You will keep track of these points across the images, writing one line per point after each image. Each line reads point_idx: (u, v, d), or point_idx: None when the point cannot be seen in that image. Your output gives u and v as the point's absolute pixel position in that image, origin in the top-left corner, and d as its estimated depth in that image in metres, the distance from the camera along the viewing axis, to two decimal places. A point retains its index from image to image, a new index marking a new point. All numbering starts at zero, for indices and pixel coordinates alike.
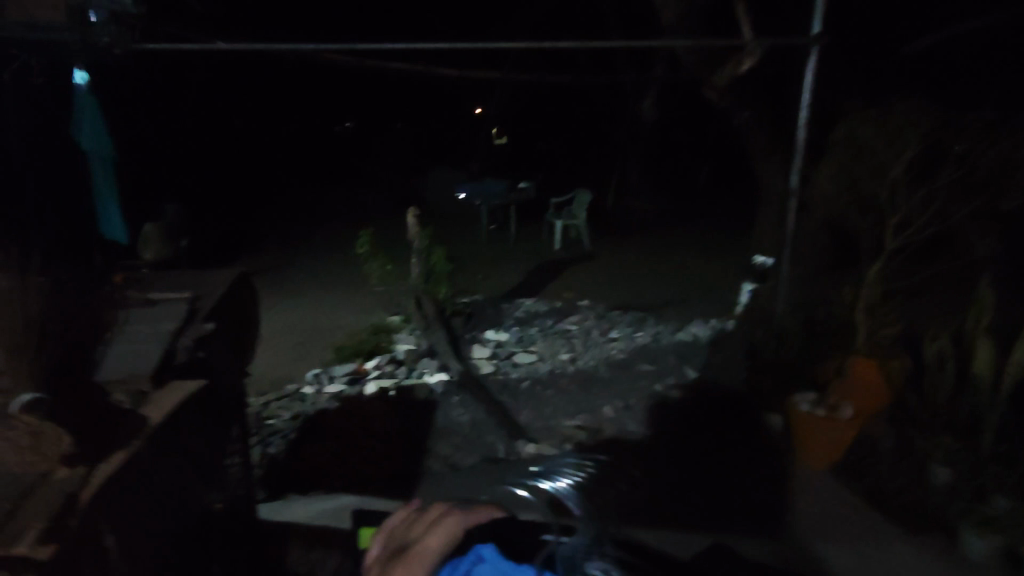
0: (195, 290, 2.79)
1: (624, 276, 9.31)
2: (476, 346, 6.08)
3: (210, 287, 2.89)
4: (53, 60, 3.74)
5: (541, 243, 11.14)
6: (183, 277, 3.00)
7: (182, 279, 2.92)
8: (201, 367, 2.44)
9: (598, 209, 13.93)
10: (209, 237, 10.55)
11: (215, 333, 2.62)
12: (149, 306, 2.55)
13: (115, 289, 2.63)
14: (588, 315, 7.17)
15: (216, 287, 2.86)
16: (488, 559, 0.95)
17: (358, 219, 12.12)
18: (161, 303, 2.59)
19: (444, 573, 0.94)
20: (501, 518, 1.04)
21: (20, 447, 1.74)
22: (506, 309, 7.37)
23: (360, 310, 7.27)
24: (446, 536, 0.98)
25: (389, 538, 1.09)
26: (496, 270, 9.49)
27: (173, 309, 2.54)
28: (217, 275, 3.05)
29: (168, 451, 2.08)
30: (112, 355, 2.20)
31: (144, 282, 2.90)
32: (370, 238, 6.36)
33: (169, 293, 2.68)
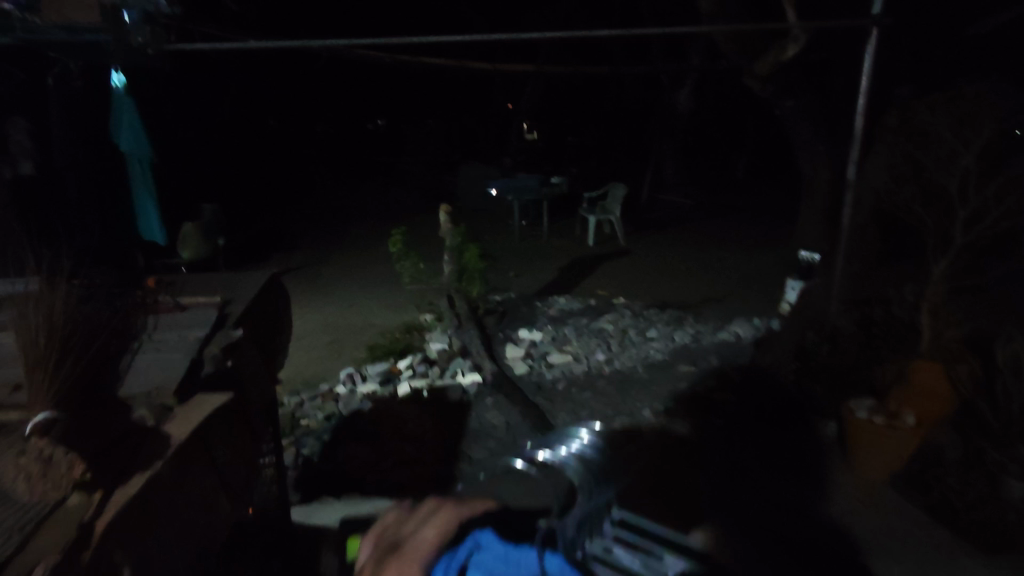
0: (228, 294, 2.73)
1: (660, 273, 9.07)
2: (510, 345, 5.98)
3: (243, 289, 2.81)
4: (90, 63, 3.75)
5: (574, 240, 10.95)
6: (216, 278, 2.93)
7: (216, 281, 2.88)
8: (233, 376, 2.34)
9: (632, 203, 13.65)
10: (245, 235, 10.71)
11: (245, 339, 2.54)
12: (182, 312, 2.48)
13: (146, 291, 2.57)
14: (624, 314, 6.97)
15: (250, 291, 2.80)
16: (482, 544, 1.59)
17: (390, 216, 12.14)
18: (195, 308, 2.52)
19: (450, 557, 1.56)
20: (484, 514, 1.72)
21: (29, 475, 1.67)
22: (539, 307, 7.24)
23: (392, 308, 7.26)
24: (446, 532, 1.63)
25: (381, 540, 1.69)
26: (529, 267, 9.37)
27: (206, 316, 2.48)
28: (251, 275, 2.98)
29: (194, 467, 2.02)
30: (137, 366, 2.19)
31: (177, 283, 2.84)
32: (403, 236, 6.29)
33: (201, 296, 2.63)
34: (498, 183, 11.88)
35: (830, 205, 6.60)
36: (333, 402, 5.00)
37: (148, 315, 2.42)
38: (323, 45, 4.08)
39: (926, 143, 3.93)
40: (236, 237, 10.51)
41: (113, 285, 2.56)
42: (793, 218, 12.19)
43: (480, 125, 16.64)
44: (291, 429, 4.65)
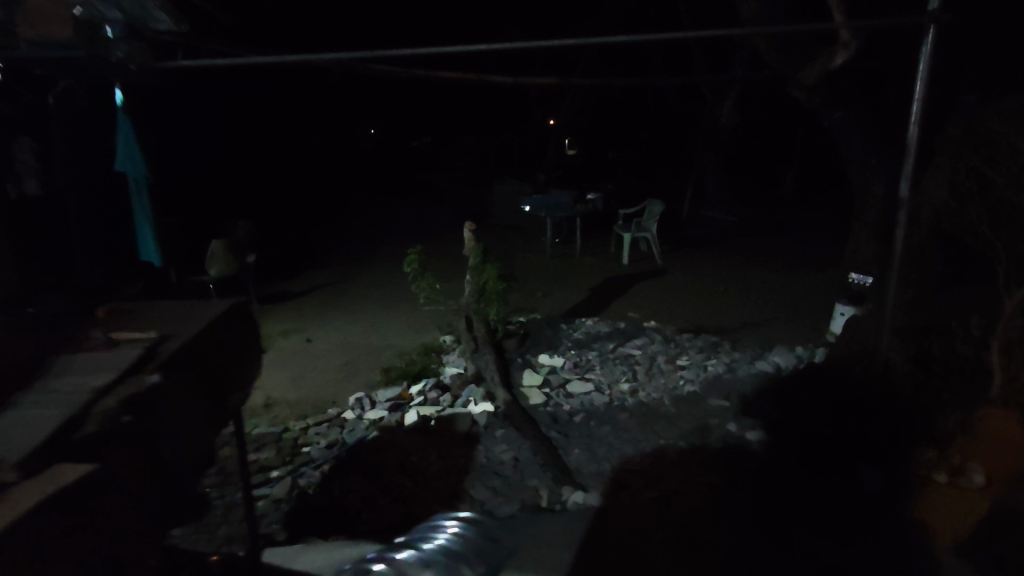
0: (172, 326, 2.50)
1: (696, 294, 8.59)
2: (528, 371, 5.64)
3: (191, 319, 2.57)
4: (92, 81, 3.70)
5: (608, 258, 10.57)
6: (176, 305, 2.75)
7: (171, 311, 2.67)
8: (126, 439, 1.95)
9: (671, 220, 13.16)
10: (279, 252, 10.84)
11: (170, 386, 2.17)
12: (109, 351, 2.26)
13: (85, 332, 2.40)
14: (654, 338, 6.54)
15: (196, 319, 2.56)
16: None
17: (423, 233, 12.09)
18: (125, 345, 2.30)
19: None
20: None
21: None
22: (564, 330, 6.90)
23: (412, 329, 7.06)
24: None
25: None
26: (558, 287, 9.05)
27: (126, 356, 2.21)
28: (208, 304, 2.73)
29: (27, 556, 1.63)
30: (8, 422, 1.88)
31: (129, 315, 2.64)
32: (419, 256, 6.09)
33: (138, 331, 2.41)
34: (531, 200, 11.65)
35: (883, 225, 6.03)
36: (337, 429, 4.81)
37: (71, 356, 2.24)
38: (326, 58, 3.92)
39: (995, 155, 3.42)
40: (269, 253, 10.64)
41: (49, 330, 2.45)
42: (845, 236, 11.46)
43: (516, 142, 16.52)
44: (291, 458, 4.47)
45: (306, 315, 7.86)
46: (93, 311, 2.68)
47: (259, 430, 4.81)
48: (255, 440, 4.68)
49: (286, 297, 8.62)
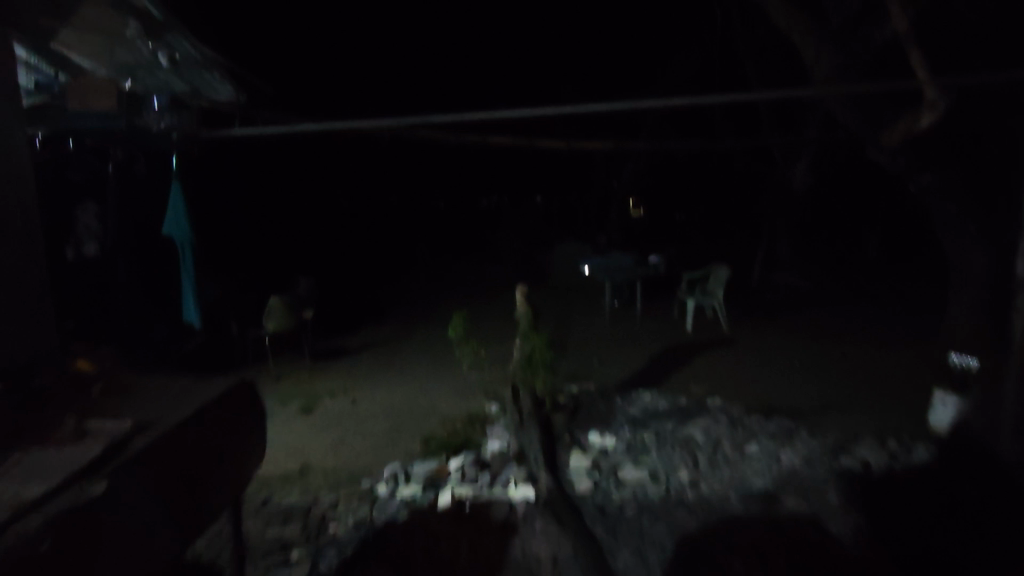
0: (145, 421, 2.52)
1: (769, 369, 7.84)
2: (575, 451, 5.18)
3: (170, 414, 2.59)
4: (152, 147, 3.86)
5: (670, 324, 10.02)
6: (166, 394, 2.82)
7: (157, 401, 2.73)
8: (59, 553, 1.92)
9: (740, 286, 12.45)
10: (340, 307, 11.06)
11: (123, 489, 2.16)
12: (73, 444, 2.30)
13: (66, 418, 2.49)
14: (720, 420, 5.90)
15: (177, 415, 2.58)
16: None
17: (481, 292, 12.04)
18: (92, 438, 2.34)
19: None
20: None
21: None
22: (619, 403, 6.39)
23: (458, 394, 6.77)
24: None
25: None
26: (616, 355, 8.56)
27: (83, 454, 2.23)
28: (193, 397, 2.76)
29: None
30: None
31: (116, 401, 2.73)
32: (465, 320, 5.88)
33: (112, 421, 2.47)
34: (591, 260, 11.37)
35: (990, 301, 5.27)
36: (368, 506, 4.51)
37: (37, 447, 2.30)
38: (370, 123, 3.87)
39: None
40: (331, 308, 10.86)
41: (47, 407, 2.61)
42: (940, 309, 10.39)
43: (579, 202, 16.47)
44: (316, 535, 4.22)
45: (356, 375, 7.76)
46: (93, 387, 2.83)
47: (287, 501, 4.59)
48: (283, 512, 4.46)
49: (340, 354, 8.61)
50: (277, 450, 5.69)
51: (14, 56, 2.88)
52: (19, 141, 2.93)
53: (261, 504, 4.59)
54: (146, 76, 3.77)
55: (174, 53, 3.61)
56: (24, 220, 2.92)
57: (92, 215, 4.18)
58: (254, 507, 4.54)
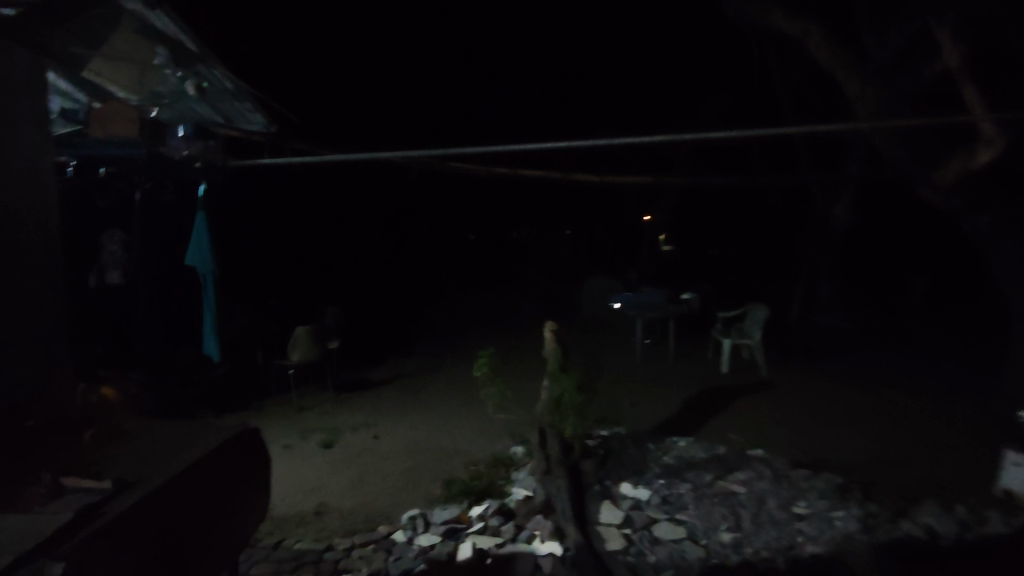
0: (127, 480, 2.38)
1: (813, 418, 7.36)
2: (607, 504, 4.84)
3: (156, 471, 2.46)
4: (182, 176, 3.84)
5: (705, 365, 9.59)
6: (157, 447, 2.69)
7: (144, 456, 2.60)
8: None
9: (778, 327, 11.94)
10: (366, 337, 10.98)
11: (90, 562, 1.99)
12: (44, 505, 2.15)
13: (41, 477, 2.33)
14: (763, 475, 5.47)
15: (164, 473, 2.44)
16: None
17: (509, 327, 11.84)
18: (66, 499, 2.19)
19: None
20: None
21: None
22: (652, 450, 6.03)
23: (482, 434, 6.51)
24: None
25: None
26: (647, 397, 8.18)
27: (56, 515, 2.08)
28: (184, 451, 2.63)
29: None
30: None
31: (103, 456, 2.60)
32: (491, 358, 5.66)
33: (89, 480, 2.32)
34: (622, 296, 11.09)
35: None
36: (383, 556, 4.23)
37: (8, 512, 2.16)
38: (397, 156, 3.76)
39: None
40: (358, 339, 10.79)
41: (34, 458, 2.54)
42: (999, 359, 9.73)
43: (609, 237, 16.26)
44: None
45: (379, 409, 7.56)
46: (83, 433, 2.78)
47: (299, 545, 4.35)
48: (295, 558, 4.22)
49: (364, 387, 8.45)
50: (295, 487, 5.49)
51: (47, 85, 2.88)
52: (48, 168, 2.92)
53: (271, 548, 4.35)
54: (173, 101, 3.75)
55: (201, 83, 3.61)
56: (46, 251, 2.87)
57: (117, 243, 4.24)
58: (265, 550, 4.30)
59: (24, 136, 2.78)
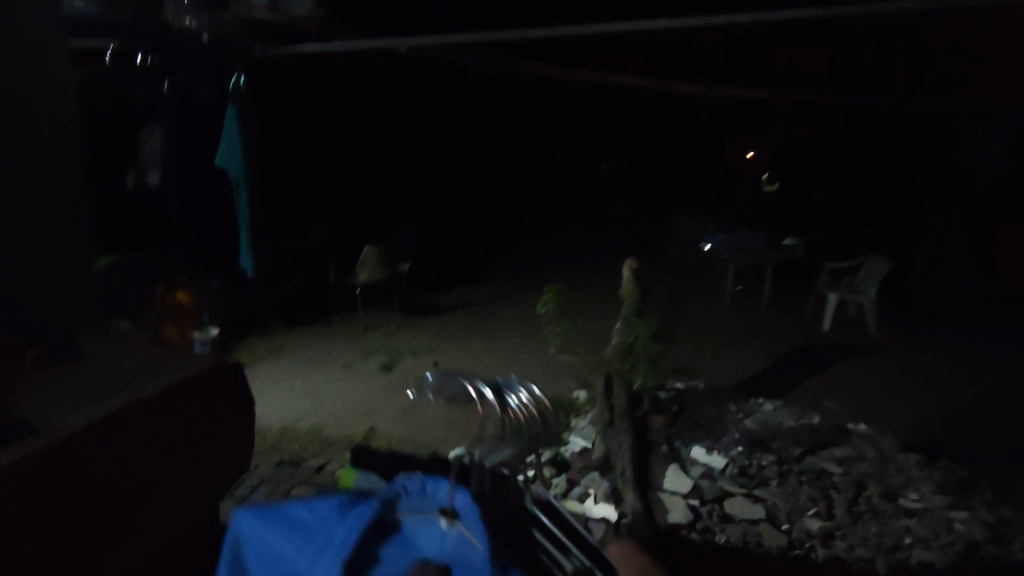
0: (57, 416, 2.33)
1: (932, 393, 6.33)
2: (675, 468, 4.32)
3: (89, 409, 2.39)
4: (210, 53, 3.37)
5: (803, 321, 8.55)
6: (105, 380, 2.62)
7: (87, 390, 2.52)
8: None
9: (895, 284, 10.46)
10: (440, 261, 10.81)
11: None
12: None
13: None
14: (865, 456, 4.70)
15: (94, 413, 2.37)
16: None
17: (587, 261, 11.22)
18: None
19: None
20: None
21: None
22: (732, 410, 5.38)
23: (544, 373, 6.11)
24: None
25: None
26: (732, 349, 7.39)
27: None
28: (127, 389, 2.56)
29: None
30: None
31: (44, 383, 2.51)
32: (556, 296, 5.09)
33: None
34: (713, 238, 10.03)
35: None
36: None
37: None
38: (454, 42, 3.05)
39: None
40: (432, 262, 10.64)
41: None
42: None
43: None
44: None
45: (442, 335, 7.35)
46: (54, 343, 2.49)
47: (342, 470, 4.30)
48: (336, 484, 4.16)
49: (431, 312, 8.28)
50: (349, 408, 5.42)
51: None
52: (62, 46, 2.65)
53: (315, 470, 4.34)
54: None
55: None
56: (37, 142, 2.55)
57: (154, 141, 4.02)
58: (308, 471, 4.30)
59: (33, 16, 2.50)
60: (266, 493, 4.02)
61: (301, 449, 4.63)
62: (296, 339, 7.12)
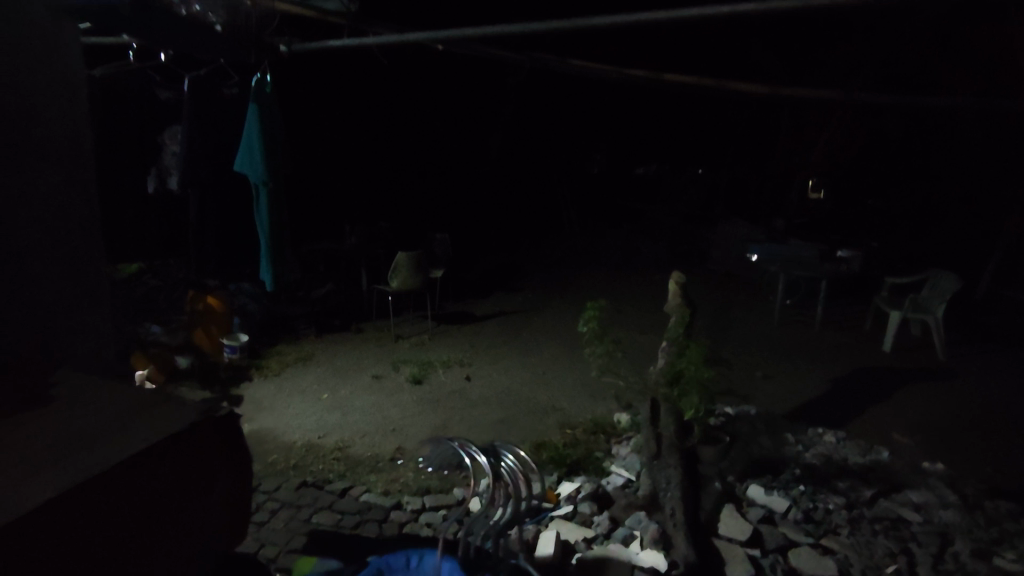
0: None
1: (1016, 428, 5.66)
2: (730, 507, 3.90)
3: (32, 484, 1.79)
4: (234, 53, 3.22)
5: (863, 339, 7.91)
6: (56, 440, 2.00)
7: (32, 453, 1.91)
8: None
9: (965, 301, 9.65)
10: (475, 268, 10.54)
11: None
12: None
13: None
14: (946, 502, 4.16)
15: (62, 477, 1.84)
16: None
17: (625, 271, 10.76)
18: None
19: None
20: None
21: None
22: (790, 441, 4.89)
23: (583, 392, 5.73)
24: None
25: None
26: (786, 371, 6.82)
27: None
28: (85, 453, 1.95)
29: None
30: None
31: None
32: (599, 313, 4.73)
33: None
34: (762, 248, 9.45)
35: None
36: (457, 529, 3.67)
37: None
38: (498, 36, 2.72)
39: None
40: (467, 268, 10.38)
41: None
42: None
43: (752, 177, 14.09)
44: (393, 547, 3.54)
45: (475, 346, 7.05)
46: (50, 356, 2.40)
47: (366, 496, 3.99)
48: (359, 511, 3.86)
49: (464, 320, 8.00)
50: (377, 424, 5.16)
51: None
52: (75, 45, 2.44)
53: (338, 495, 4.03)
54: None
55: None
56: (38, 143, 2.32)
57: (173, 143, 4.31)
58: (330, 497, 4.00)
59: (41, 16, 2.30)
60: (283, 521, 3.75)
61: (324, 470, 4.36)
62: (326, 345, 6.93)
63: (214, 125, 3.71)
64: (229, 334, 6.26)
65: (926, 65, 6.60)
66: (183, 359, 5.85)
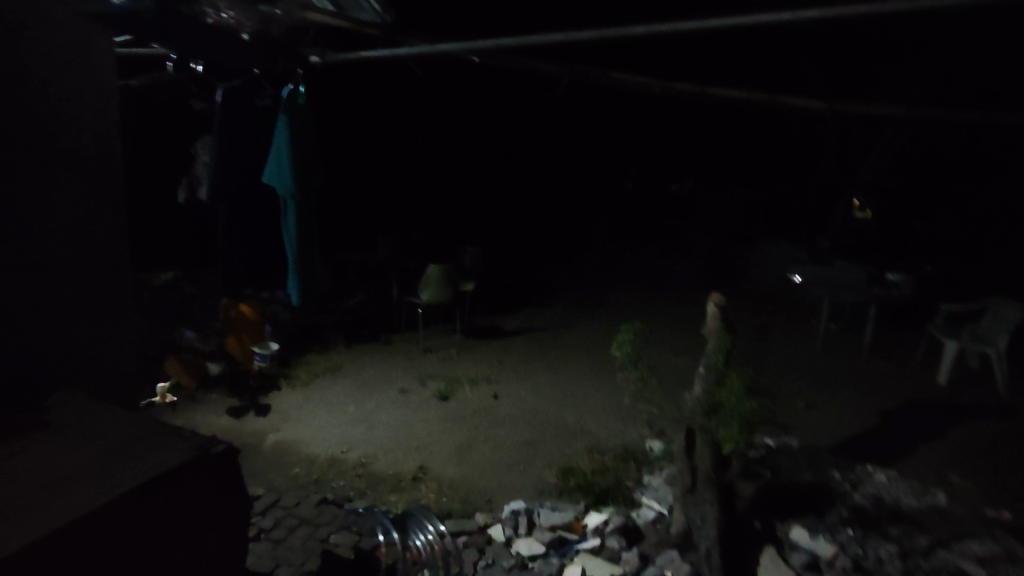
0: None
1: None
2: (771, 552, 3.63)
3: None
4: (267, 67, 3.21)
5: (915, 369, 7.45)
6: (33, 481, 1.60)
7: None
8: None
9: None
10: (507, 281, 10.45)
11: None
12: None
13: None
14: (1014, 557, 3.79)
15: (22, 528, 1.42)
16: None
17: (659, 289, 10.50)
18: None
19: None
20: None
21: None
22: (837, 477, 4.57)
23: (614, 415, 5.52)
24: None
25: None
26: (829, 400, 6.47)
27: None
28: (58, 498, 1.53)
29: None
30: None
31: None
32: (634, 335, 4.53)
33: None
34: (805, 270, 9.07)
35: None
36: (476, 559, 3.61)
37: None
38: (538, 45, 2.59)
39: None
40: (499, 282, 10.30)
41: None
42: None
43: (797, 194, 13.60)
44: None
45: (504, 363, 6.90)
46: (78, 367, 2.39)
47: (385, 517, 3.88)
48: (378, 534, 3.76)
49: (494, 335, 7.89)
50: (400, 441, 5.05)
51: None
52: (105, 54, 2.41)
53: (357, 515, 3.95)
54: None
55: None
56: (65, 155, 2.28)
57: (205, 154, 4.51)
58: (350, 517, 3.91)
59: (73, 28, 2.27)
60: (302, 539, 3.68)
61: (345, 487, 4.28)
62: (355, 356, 6.91)
63: (247, 138, 3.72)
64: (262, 342, 6.12)
65: (984, 81, 6.28)
66: (214, 366, 5.88)
